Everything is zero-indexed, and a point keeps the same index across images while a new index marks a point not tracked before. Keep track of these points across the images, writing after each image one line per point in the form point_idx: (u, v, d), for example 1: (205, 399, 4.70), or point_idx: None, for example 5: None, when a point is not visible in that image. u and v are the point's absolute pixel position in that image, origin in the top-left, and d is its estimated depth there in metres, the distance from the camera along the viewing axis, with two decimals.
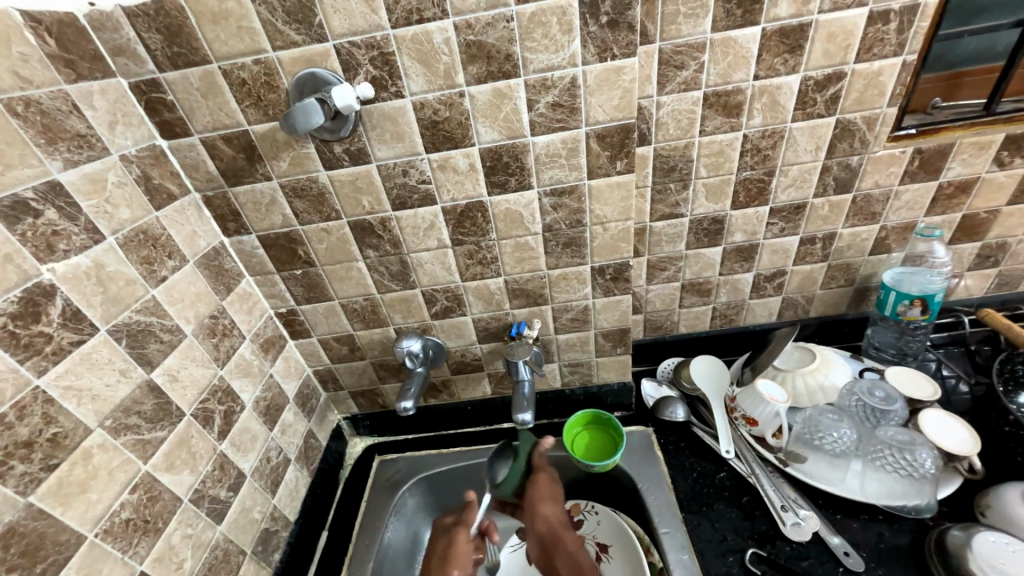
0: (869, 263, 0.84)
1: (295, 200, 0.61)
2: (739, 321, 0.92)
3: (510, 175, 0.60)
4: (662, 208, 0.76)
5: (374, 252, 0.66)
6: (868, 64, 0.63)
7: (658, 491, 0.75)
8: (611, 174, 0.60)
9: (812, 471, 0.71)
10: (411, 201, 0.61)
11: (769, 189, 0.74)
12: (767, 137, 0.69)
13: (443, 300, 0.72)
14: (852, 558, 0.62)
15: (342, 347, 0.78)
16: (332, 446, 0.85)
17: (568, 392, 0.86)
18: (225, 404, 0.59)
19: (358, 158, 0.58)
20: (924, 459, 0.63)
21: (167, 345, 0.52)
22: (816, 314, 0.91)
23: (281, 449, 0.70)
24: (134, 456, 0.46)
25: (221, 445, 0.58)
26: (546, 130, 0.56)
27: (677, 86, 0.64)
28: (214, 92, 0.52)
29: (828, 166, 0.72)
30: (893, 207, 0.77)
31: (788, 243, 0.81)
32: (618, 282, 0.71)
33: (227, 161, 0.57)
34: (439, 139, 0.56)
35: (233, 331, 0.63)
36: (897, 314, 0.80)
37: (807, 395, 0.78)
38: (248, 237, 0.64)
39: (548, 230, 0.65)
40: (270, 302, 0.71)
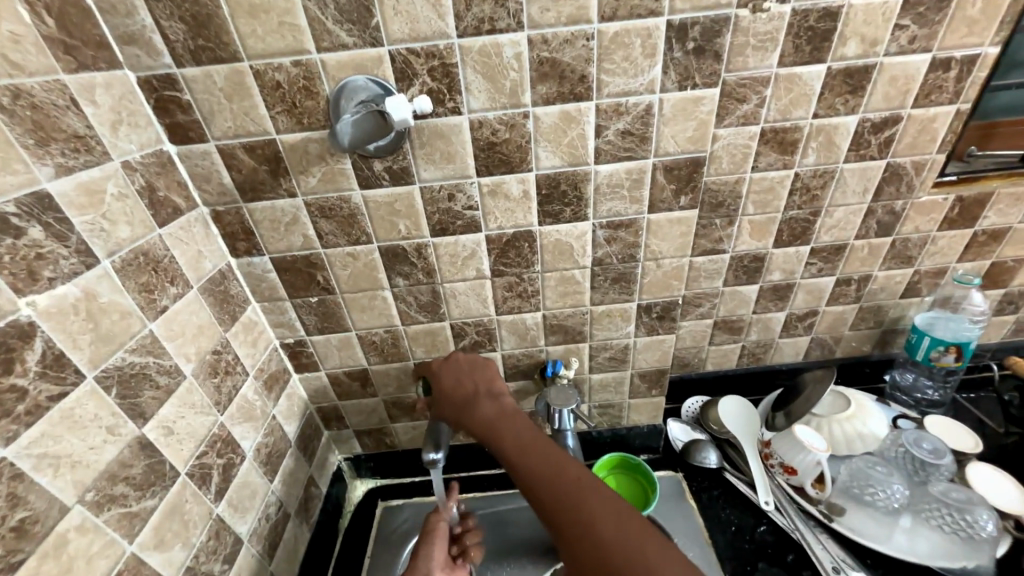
0: (898, 305, 0.83)
1: (321, 220, 0.54)
2: (767, 360, 0.89)
3: (566, 205, 0.54)
4: (704, 243, 0.72)
5: (404, 280, 0.59)
6: (924, 110, 0.62)
7: (696, 547, 0.70)
8: (673, 209, 0.55)
9: (860, 528, 0.67)
10: (453, 227, 0.55)
11: (812, 229, 0.72)
12: (818, 176, 0.67)
13: (473, 334, 0.65)
14: None
15: (354, 383, 0.69)
16: (332, 493, 0.76)
17: (594, 434, 0.80)
18: (225, 457, 0.50)
19: (400, 178, 0.51)
20: (986, 522, 0.60)
21: (163, 390, 0.43)
22: (841, 355, 0.89)
23: (281, 503, 0.60)
24: (118, 536, 0.37)
25: (218, 507, 0.49)
26: (611, 158, 0.51)
27: (735, 120, 0.61)
28: (241, 93, 0.45)
29: (873, 209, 0.71)
30: (928, 252, 0.76)
31: (824, 284, 0.79)
32: (663, 321, 0.66)
33: (246, 172, 0.50)
34: (494, 162, 0.51)
35: (236, 368, 0.54)
36: (929, 360, 0.80)
37: (846, 443, 0.73)
38: (259, 259, 0.56)
39: (598, 264, 0.60)
40: (276, 332, 0.63)
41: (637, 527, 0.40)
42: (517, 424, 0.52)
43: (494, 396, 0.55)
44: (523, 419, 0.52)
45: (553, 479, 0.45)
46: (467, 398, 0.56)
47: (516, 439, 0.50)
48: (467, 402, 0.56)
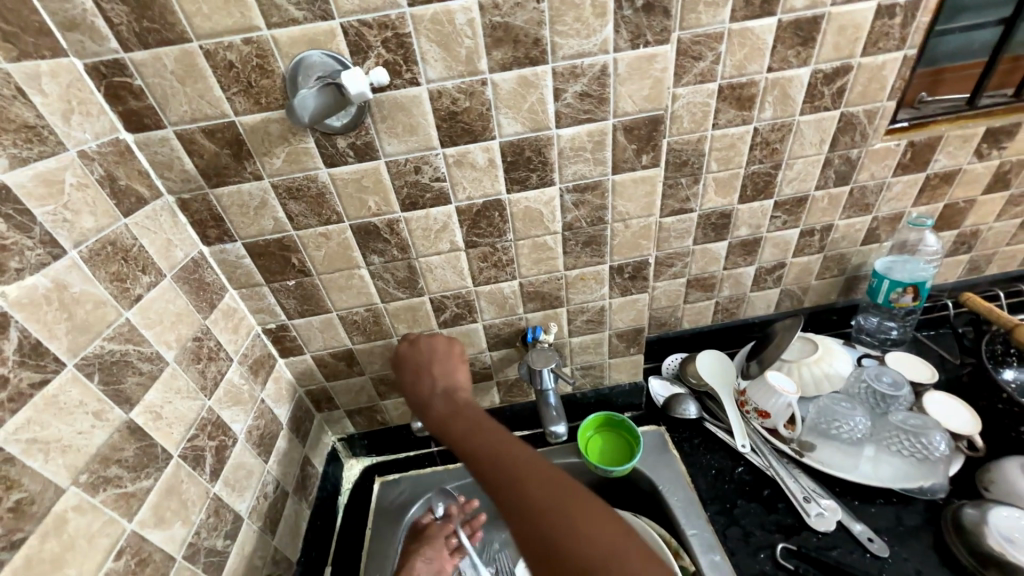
0: (860, 252, 0.87)
1: (290, 201, 0.54)
2: (740, 314, 0.92)
3: (532, 171, 0.55)
4: (672, 203, 0.74)
5: (380, 257, 0.60)
6: (873, 58, 0.64)
7: (679, 491, 0.74)
8: (635, 169, 0.57)
9: (829, 460, 0.72)
10: (423, 201, 0.56)
11: (775, 182, 0.75)
12: (777, 130, 0.69)
13: (453, 306, 0.67)
14: (877, 543, 0.64)
15: (340, 363, 0.71)
16: (329, 472, 0.78)
17: (579, 395, 0.84)
18: (216, 439, 0.52)
19: (365, 153, 0.51)
20: (939, 442, 0.66)
21: (147, 377, 0.44)
22: (810, 303, 0.93)
23: (278, 482, 0.62)
24: (117, 515, 0.39)
25: (214, 487, 0.50)
26: (572, 122, 0.52)
27: (693, 78, 0.62)
28: (194, 76, 0.44)
29: (830, 159, 0.73)
30: (885, 199, 0.80)
31: (789, 236, 0.82)
32: (635, 281, 0.69)
33: (209, 157, 0.49)
34: (457, 132, 0.51)
35: (219, 354, 0.55)
36: (889, 301, 0.84)
37: (814, 383, 0.78)
38: (231, 246, 0.56)
39: (568, 228, 0.61)
40: (257, 318, 0.63)
41: (568, 491, 0.43)
42: (468, 416, 0.55)
43: (451, 398, 0.57)
44: (476, 412, 0.55)
45: (500, 463, 0.47)
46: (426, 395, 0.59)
47: (467, 427, 0.52)
48: (426, 403, 0.59)
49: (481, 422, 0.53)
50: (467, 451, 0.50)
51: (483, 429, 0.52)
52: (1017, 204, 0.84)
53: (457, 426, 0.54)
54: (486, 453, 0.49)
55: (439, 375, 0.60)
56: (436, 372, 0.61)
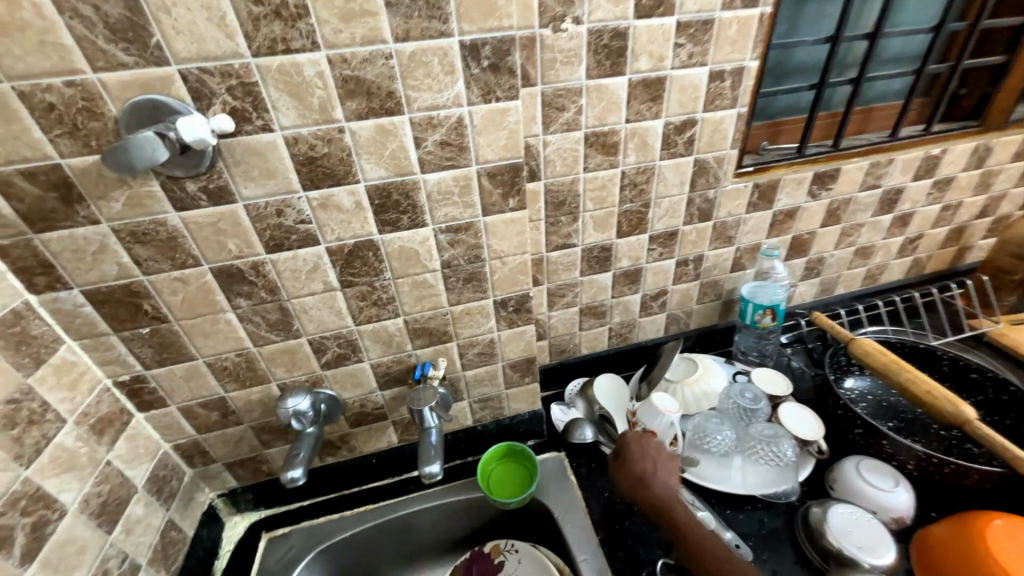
0: (730, 279, 0.97)
1: (136, 246, 0.51)
2: (633, 338, 0.98)
3: (402, 213, 0.57)
4: (556, 238, 0.79)
5: (246, 300, 0.58)
6: (712, 114, 0.74)
7: (573, 517, 0.76)
8: (504, 211, 0.60)
9: (705, 473, 0.77)
10: (289, 242, 0.55)
11: (647, 218, 0.82)
12: (641, 173, 0.76)
13: (335, 347, 0.65)
14: (742, 549, 0.68)
15: (212, 413, 0.66)
16: (203, 534, 0.71)
17: (480, 427, 0.84)
18: (33, 515, 0.46)
19: (219, 197, 0.50)
20: (787, 449, 0.74)
21: None
22: (694, 326, 1.02)
23: (126, 554, 0.56)
24: None
25: (26, 572, 0.44)
26: (436, 168, 0.55)
27: (561, 126, 0.68)
28: (4, 116, 0.41)
29: (692, 199, 0.82)
30: (743, 231, 0.90)
31: (666, 265, 0.90)
32: (520, 314, 0.71)
33: (31, 201, 0.46)
34: (318, 176, 0.52)
35: (45, 415, 0.49)
36: (755, 322, 0.94)
37: (696, 402, 0.85)
38: (66, 293, 0.51)
39: (447, 266, 0.63)
40: (106, 370, 0.57)
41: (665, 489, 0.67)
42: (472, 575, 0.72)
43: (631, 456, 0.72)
44: (659, 464, 0.70)
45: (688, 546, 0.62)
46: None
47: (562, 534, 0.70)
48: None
49: (656, 476, 0.69)
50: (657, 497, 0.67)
51: (649, 444, 0.73)
52: (849, 235, 0.98)
53: (634, 457, 0.72)
54: (649, 480, 0.69)
55: (633, 440, 0.74)
56: (632, 436, 0.75)
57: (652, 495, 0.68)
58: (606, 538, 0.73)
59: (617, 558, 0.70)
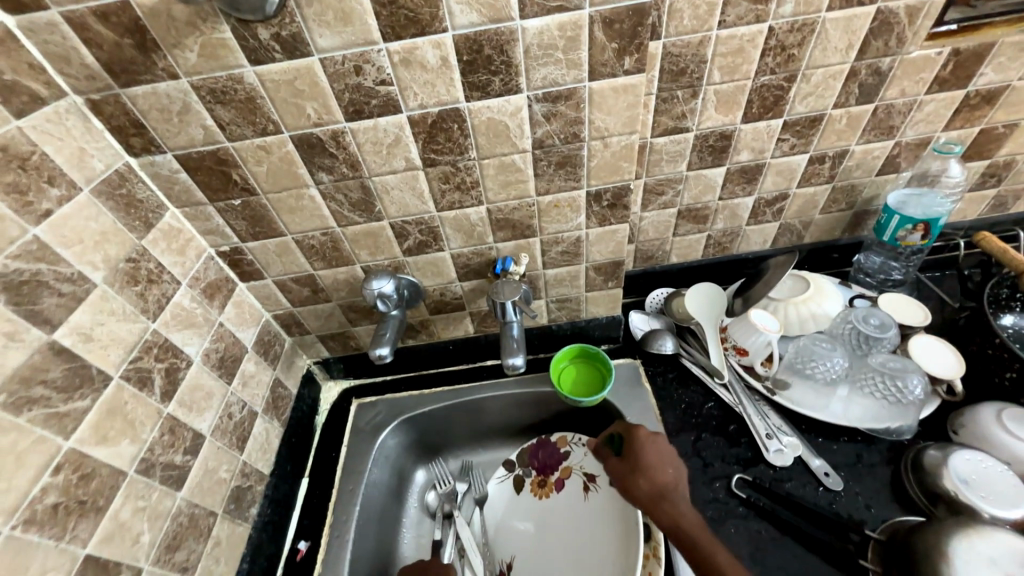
0: (873, 184, 0.78)
1: (217, 106, 0.47)
2: (733, 249, 0.87)
3: (494, 74, 0.47)
4: (666, 120, 0.66)
5: (328, 175, 0.54)
6: None
7: (646, 422, 0.75)
8: (617, 74, 0.49)
9: (798, 398, 0.71)
10: (369, 108, 0.49)
11: (786, 98, 0.65)
12: (796, 31, 0.58)
13: (417, 233, 0.62)
14: (832, 478, 0.65)
15: (304, 289, 0.68)
16: (304, 394, 0.79)
17: (555, 328, 0.82)
18: (166, 361, 0.51)
19: (293, 48, 0.44)
20: (914, 385, 0.63)
21: (70, 298, 0.42)
22: (810, 240, 0.87)
23: (244, 403, 0.63)
24: (48, 434, 0.38)
25: (168, 408, 0.50)
26: (538, 11, 0.43)
27: None
28: None
29: (856, 70, 0.63)
30: (913, 120, 0.70)
31: (796, 163, 0.73)
32: (615, 210, 0.63)
33: (110, 49, 0.42)
34: (400, 22, 0.43)
35: (162, 277, 0.52)
36: (895, 239, 0.77)
37: (798, 323, 0.76)
38: (162, 157, 0.51)
39: (539, 146, 0.54)
40: (208, 240, 0.60)
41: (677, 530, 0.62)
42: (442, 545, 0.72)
43: (633, 462, 0.65)
44: (671, 466, 0.63)
45: (688, 544, 0.54)
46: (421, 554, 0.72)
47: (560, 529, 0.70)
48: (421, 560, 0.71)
49: (666, 478, 0.61)
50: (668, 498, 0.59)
51: (666, 454, 0.64)
52: None
53: (648, 464, 0.63)
54: (660, 480, 0.61)
55: (645, 442, 0.65)
56: (644, 435, 0.66)
57: (657, 491, 0.60)
58: (682, 447, 0.71)
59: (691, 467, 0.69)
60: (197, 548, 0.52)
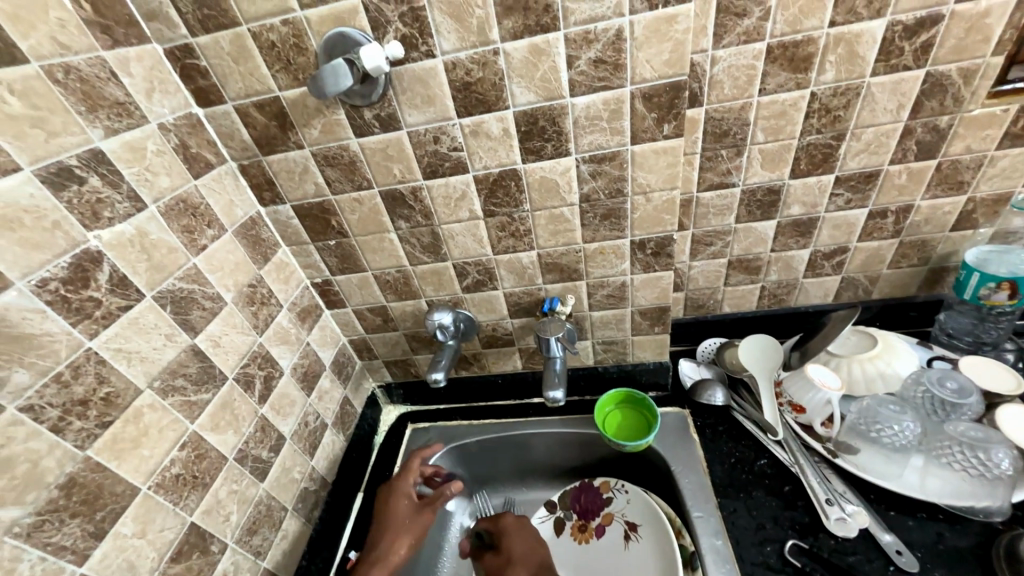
0: (948, 240, 0.74)
1: (327, 168, 0.60)
2: (790, 302, 0.85)
3: (547, 141, 0.56)
4: (711, 176, 0.70)
5: (406, 223, 0.65)
6: (972, 4, 0.53)
7: (692, 473, 0.73)
8: (656, 139, 0.55)
9: (865, 464, 0.66)
10: (442, 169, 0.59)
11: (836, 155, 0.66)
12: (840, 95, 0.61)
13: (475, 273, 0.70)
14: (905, 557, 0.58)
15: (376, 318, 0.78)
16: (367, 414, 0.87)
17: (601, 369, 0.84)
18: (265, 369, 0.61)
19: (388, 124, 0.56)
20: (1001, 459, 0.57)
21: (209, 312, 0.54)
22: (879, 295, 0.83)
23: (319, 414, 0.72)
24: (181, 417, 0.49)
25: (262, 409, 0.60)
26: (586, 90, 0.51)
27: (736, 38, 0.57)
28: (244, 55, 0.51)
29: (910, 128, 0.63)
30: (986, 176, 0.67)
31: (854, 217, 0.73)
32: (659, 258, 0.66)
33: (260, 129, 0.57)
34: (472, 103, 0.53)
35: (271, 300, 0.65)
36: (978, 298, 0.71)
37: (864, 382, 0.72)
38: (283, 207, 0.64)
39: (586, 200, 0.61)
40: (306, 272, 0.72)
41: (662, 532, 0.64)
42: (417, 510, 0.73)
43: (512, 548, 0.76)
44: (535, 548, 0.75)
45: None
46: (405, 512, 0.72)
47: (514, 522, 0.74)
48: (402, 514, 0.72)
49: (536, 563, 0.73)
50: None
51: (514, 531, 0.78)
52: None
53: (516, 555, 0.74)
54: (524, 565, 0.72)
55: (510, 529, 0.78)
56: (510, 522, 0.79)
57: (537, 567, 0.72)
58: (729, 504, 0.68)
59: (738, 526, 0.66)
60: (270, 536, 0.60)
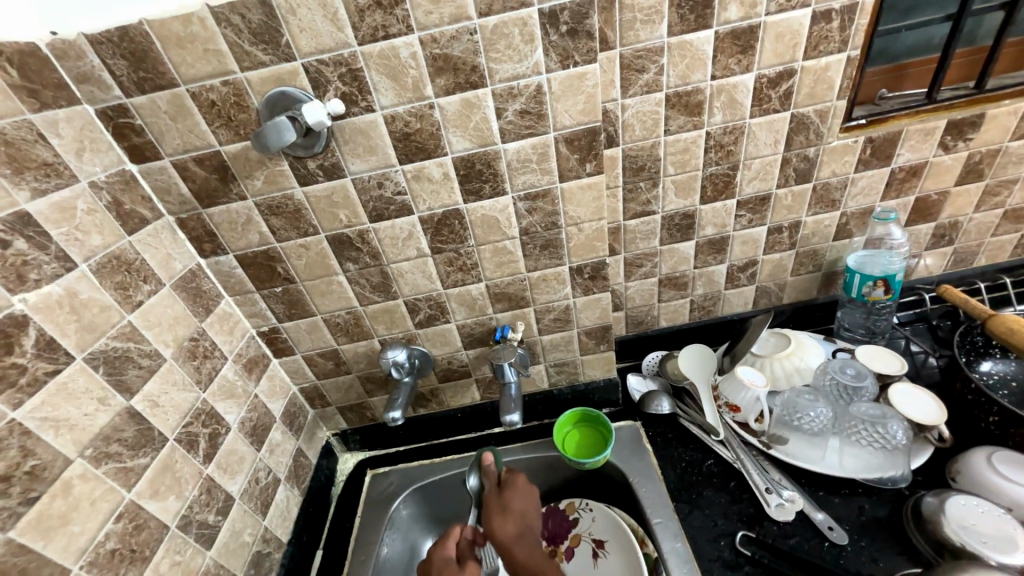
0: (833, 248, 0.88)
1: (272, 217, 0.61)
2: (716, 312, 0.94)
3: (484, 182, 0.61)
4: (634, 206, 0.78)
5: (355, 265, 0.67)
6: (815, 61, 0.67)
7: (648, 482, 0.76)
8: (581, 176, 0.61)
9: (794, 451, 0.73)
10: (388, 212, 0.62)
11: (735, 182, 0.77)
12: (729, 133, 0.72)
13: (426, 308, 0.73)
14: (836, 531, 0.65)
15: (328, 363, 0.77)
16: (322, 464, 0.84)
17: (556, 392, 0.88)
18: (210, 427, 0.59)
19: (332, 173, 0.58)
20: (896, 431, 0.66)
21: (146, 370, 0.51)
22: (788, 300, 0.94)
23: (270, 469, 0.69)
24: (117, 485, 0.45)
25: (207, 469, 0.57)
26: (515, 137, 0.58)
27: (639, 89, 0.67)
28: (183, 114, 0.52)
29: (788, 159, 0.76)
30: (851, 194, 0.81)
31: (756, 234, 0.84)
32: (596, 281, 0.73)
33: (200, 182, 0.57)
34: (412, 151, 0.57)
35: (214, 353, 0.63)
36: (862, 295, 0.84)
37: (785, 377, 0.81)
38: (225, 257, 0.64)
39: (525, 233, 0.66)
40: (252, 322, 0.71)
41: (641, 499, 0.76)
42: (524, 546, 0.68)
43: (503, 504, 0.72)
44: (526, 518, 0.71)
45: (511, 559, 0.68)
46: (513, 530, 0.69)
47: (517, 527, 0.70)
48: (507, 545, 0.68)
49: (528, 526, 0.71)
50: (512, 556, 0.68)
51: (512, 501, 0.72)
52: (995, 194, 0.83)
53: (513, 509, 0.71)
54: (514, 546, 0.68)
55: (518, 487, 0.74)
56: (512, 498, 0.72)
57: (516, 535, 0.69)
58: (685, 506, 0.73)
59: (696, 526, 0.70)
60: None
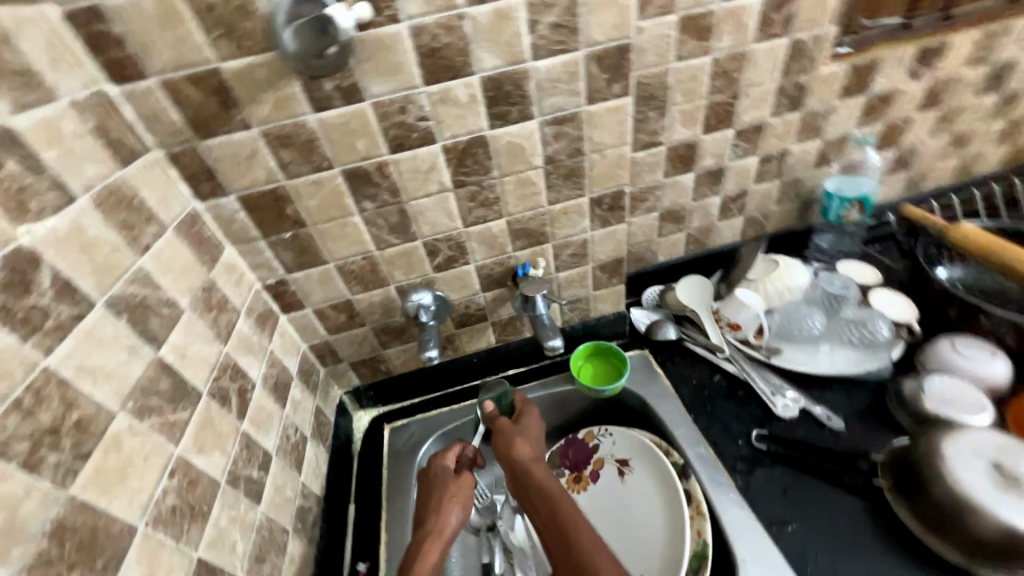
0: (814, 176, 0.94)
1: (280, 149, 0.55)
2: (710, 244, 0.99)
3: (512, 105, 0.58)
4: (643, 137, 0.79)
5: (372, 203, 0.62)
6: None
7: (666, 402, 0.81)
8: (608, 98, 0.61)
9: (794, 358, 0.81)
10: (410, 141, 0.58)
11: (734, 111, 0.80)
12: (733, 59, 0.74)
13: (446, 249, 0.70)
14: (834, 421, 0.74)
15: (341, 315, 0.73)
16: (340, 422, 0.81)
17: (569, 329, 0.89)
18: (238, 381, 0.54)
19: (350, 95, 0.53)
20: (882, 327, 0.77)
21: (169, 319, 0.46)
22: (772, 228, 1.01)
23: (297, 426, 0.66)
24: (163, 440, 0.42)
25: (243, 424, 0.53)
26: (547, 54, 0.55)
27: (655, 10, 0.66)
28: (174, 21, 0.45)
29: (783, 86, 0.79)
30: (833, 122, 0.86)
31: (749, 164, 0.88)
32: (614, 212, 0.73)
33: (196, 107, 0.50)
34: (438, 69, 0.53)
35: (227, 306, 0.57)
36: (839, 217, 0.93)
37: (778, 297, 0.84)
38: (226, 199, 0.57)
39: (549, 162, 0.65)
40: (257, 274, 0.65)
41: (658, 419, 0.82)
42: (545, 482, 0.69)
43: (520, 430, 0.75)
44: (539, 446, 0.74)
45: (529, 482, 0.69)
46: (527, 457, 0.71)
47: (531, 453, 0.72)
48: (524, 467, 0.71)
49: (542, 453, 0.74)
50: (530, 475, 0.70)
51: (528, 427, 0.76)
52: (946, 120, 0.93)
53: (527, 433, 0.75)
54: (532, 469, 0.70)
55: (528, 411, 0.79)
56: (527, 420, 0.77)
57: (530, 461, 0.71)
58: (701, 417, 0.79)
59: (713, 432, 0.76)
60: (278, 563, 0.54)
